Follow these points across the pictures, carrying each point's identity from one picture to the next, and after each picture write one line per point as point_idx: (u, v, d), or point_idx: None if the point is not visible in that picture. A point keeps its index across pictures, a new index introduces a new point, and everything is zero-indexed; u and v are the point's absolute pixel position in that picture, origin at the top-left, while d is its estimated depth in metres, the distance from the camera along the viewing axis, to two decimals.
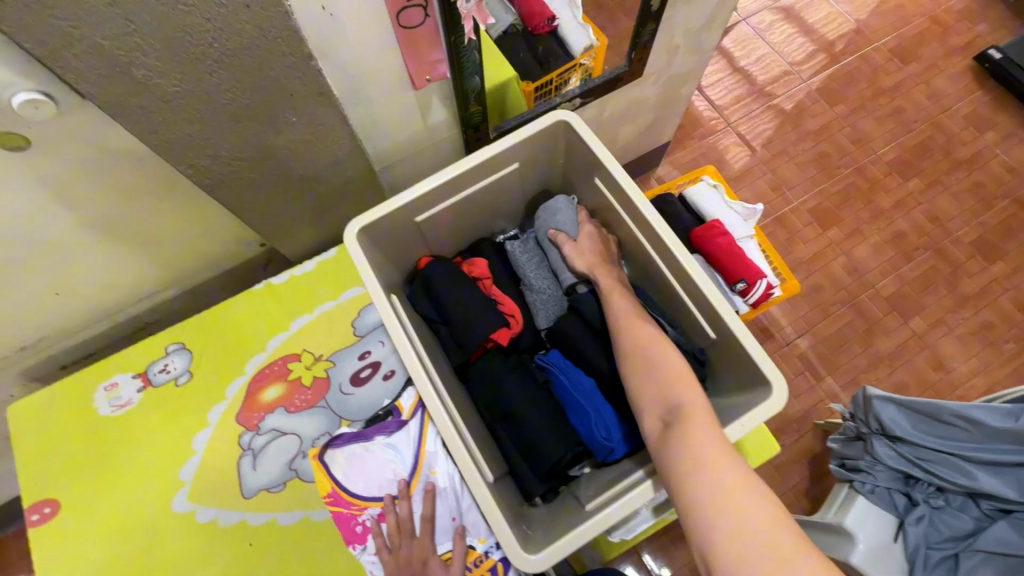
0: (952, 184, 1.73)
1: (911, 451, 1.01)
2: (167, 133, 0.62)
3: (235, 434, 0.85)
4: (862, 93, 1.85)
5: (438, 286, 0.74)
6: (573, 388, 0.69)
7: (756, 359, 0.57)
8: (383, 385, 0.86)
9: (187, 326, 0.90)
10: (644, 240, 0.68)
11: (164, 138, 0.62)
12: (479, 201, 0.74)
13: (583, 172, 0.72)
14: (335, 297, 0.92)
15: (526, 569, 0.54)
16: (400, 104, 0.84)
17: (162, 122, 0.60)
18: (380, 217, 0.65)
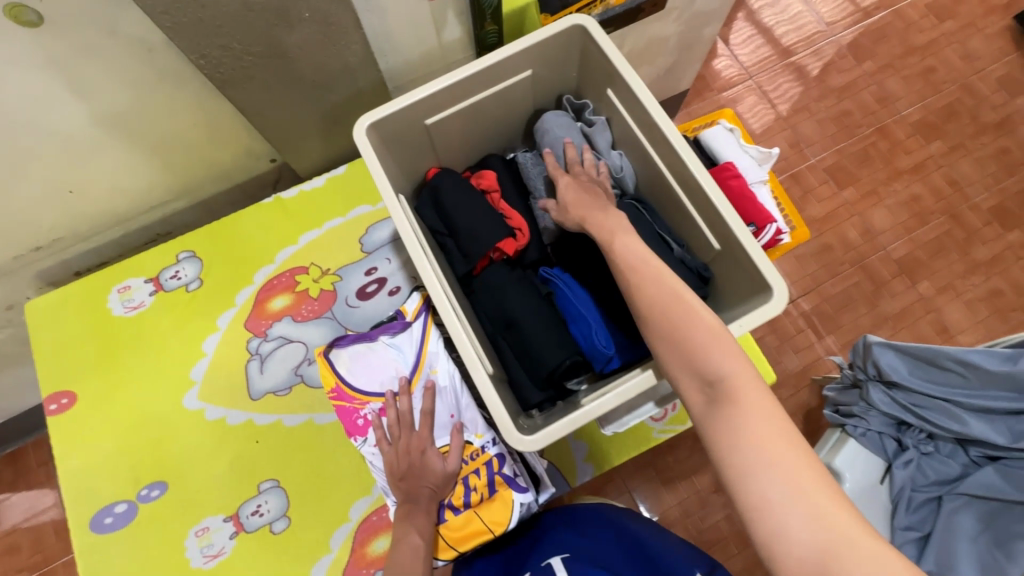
0: (976, 149, 1.69)
1: (905, 397, 1.02)
2: (180, 18, 0.61)
3: (243, 338, 0.87)
4: (892, 51, 1.79)
5: (446, 195, 0.74)
6: (575, 299, 0.71)
7: (759, 264, 0.58)
8: (389, 298, 0.89)
9: (198, 236, 0.91)
10: (656, 154, 0.68)
11: (176, 23, 0.62)
12: (489, 111, 0.74)
13: (597, 84, 0.72)
14: (344, 215, 0.92)
15: (521, 449, 0.56)
16: (413, 18, 0.78)
17: (174, 4, 0.60)
18: (390, 113, 0.66)
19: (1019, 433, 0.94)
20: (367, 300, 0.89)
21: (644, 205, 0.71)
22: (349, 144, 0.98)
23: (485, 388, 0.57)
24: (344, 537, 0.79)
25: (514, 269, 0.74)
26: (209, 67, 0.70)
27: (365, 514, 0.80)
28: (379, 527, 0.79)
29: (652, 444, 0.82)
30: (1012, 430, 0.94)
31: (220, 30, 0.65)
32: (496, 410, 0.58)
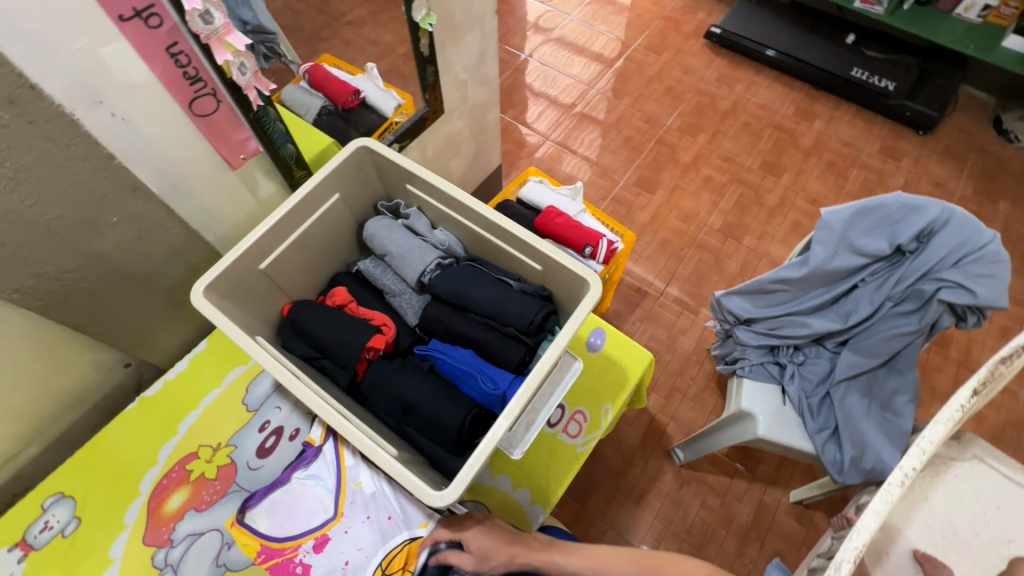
0: (729, 130, 2.13)
1: (762, 326, 1.23)
2: None
3: (146, 558, 0.79)
4: (638, 84, 2.24)
5: (305, 322, 0.79)
6: (455, 361, 0.77)
7: (576, 268, 0.70)
8: (291, 442, 0.88)
9: (61, 473, 0.84)
10: (466, 218, 0.80)
11: None
12: (317, 237, 0.82)
13: (397, 183, 0.84)
14: (219, 384, 0.92)
15: (439, 506, 0.59)
16: (226, 189, 0.86)
17: None
18: (221, 272, 0.70)
19: (845, 313, 1.11)
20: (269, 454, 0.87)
21: (478, 262, 0.82)
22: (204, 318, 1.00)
23: (390, 466, 0.59)
24: None
25: (393, 359, 0.80)
26: (26, 298, 0.72)
27: None
28: None
29: (583, 459, 0.86)
30: (840, 313, 1.12)
31: (28, 259, 0.69)
32: (411, 483, 0.60)
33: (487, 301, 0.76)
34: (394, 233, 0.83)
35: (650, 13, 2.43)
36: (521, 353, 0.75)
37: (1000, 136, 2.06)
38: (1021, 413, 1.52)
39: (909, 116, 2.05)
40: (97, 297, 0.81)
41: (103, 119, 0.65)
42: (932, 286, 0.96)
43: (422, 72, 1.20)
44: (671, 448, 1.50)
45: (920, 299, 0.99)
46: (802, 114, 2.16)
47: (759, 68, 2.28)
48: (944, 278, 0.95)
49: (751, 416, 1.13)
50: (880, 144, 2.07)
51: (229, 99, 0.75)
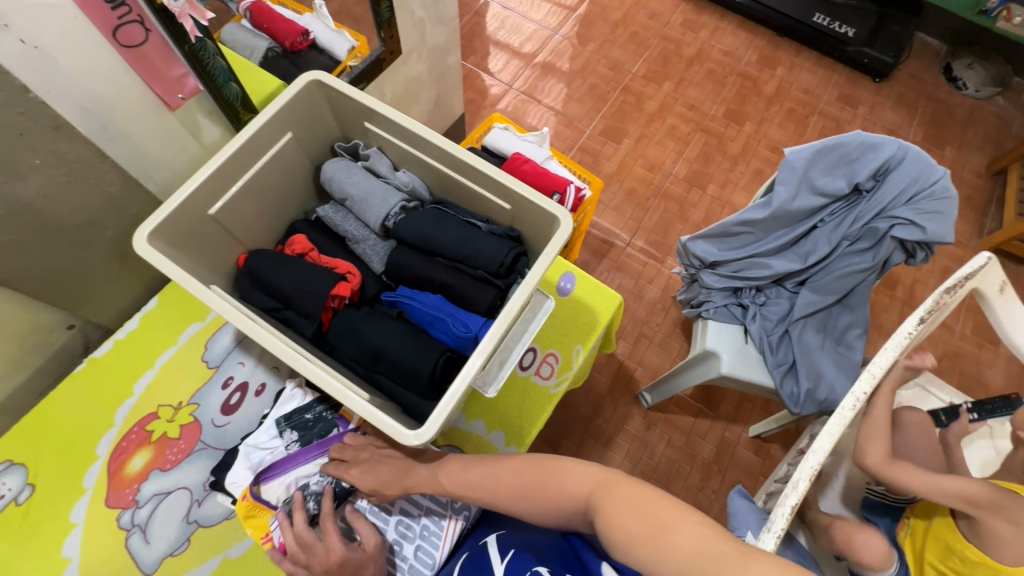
0: (694, 77, 2.11)
1: (728, 269, 1.25)
2: None
3: (111, 519, 0.77)
4: (603, 29, 2.17)
5: (263, 272, 0.75)
6: (425, 307, 0.75)
7: (545, 204, 0.68)
8: (272, 417, 0.79)
9: (10, 439, 0.79)
10: (430, 156, 0.76)
11: None
12: (271, 181, 0.78)
13: (355, 121, 0.79)
14: (174, 343, 0.87)
15: (413, 445, 0.58)
16: (165, 132, 0.78)
17: None
18: (167, 217, 0.65)
19: (804, 253, 1.15)
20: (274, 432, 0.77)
21: (444, 205, 0.79)
22: (154, 274, 0.94)
23: (363, 408, 0.59)
24: None
25: (361, 308, 0.77)
26: None
27: None
28: None
29: (556, 400, 0.87)
30: (800, 253, 1.15)
31: None
32: (384, 425, 0.60)
33: (454, 244, 0.74)
34: (352, 177, 0.78)
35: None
36: (492, 297, 0.73)
37: (949, 83, 2.12)
38: (956, 345, 1.64)
39: (867, 63, 2.07)
40: (27, 250, 0.74)
41: (12, 46, 0.57)
42: (885, 224, 1.00)
43: (377, 7, 1.12)
44: (639, 392, 1.54)
45: (874, 237, 1.04)
46: (765, 61, 2.16)
47: (723, 13, 2.24)
48: (896, 216, 0.99)
49: (715, 354, 1.18)
50: (838, 92, 2.10)
51: (161, 28, 0.67)
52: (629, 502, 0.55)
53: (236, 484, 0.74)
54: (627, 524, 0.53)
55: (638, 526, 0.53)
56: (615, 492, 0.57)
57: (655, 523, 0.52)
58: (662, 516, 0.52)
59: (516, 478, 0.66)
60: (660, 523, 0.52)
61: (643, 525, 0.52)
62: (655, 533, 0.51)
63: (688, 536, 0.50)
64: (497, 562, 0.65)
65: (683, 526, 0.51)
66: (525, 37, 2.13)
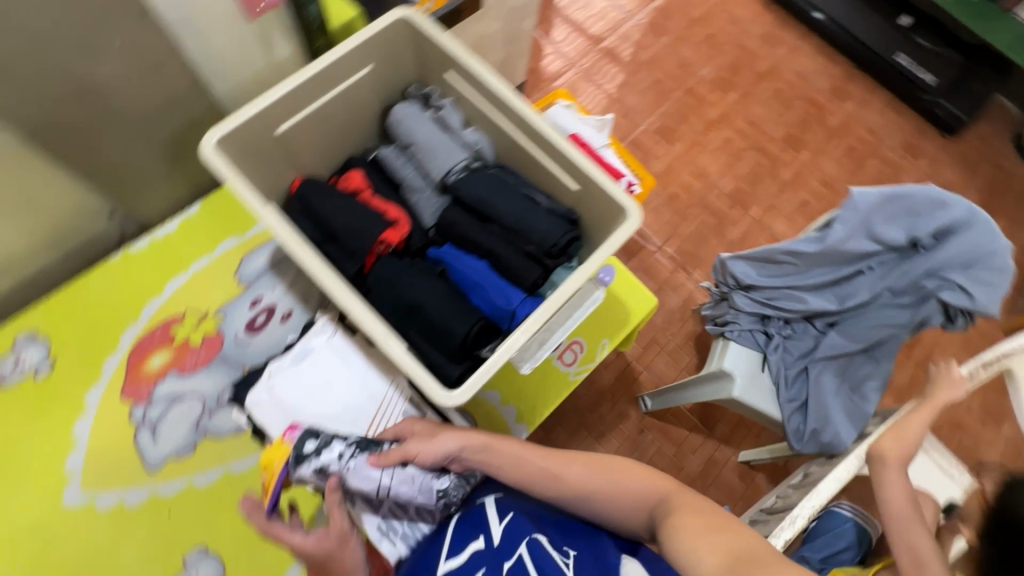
0: (761, 94, 2.04)
1: (761, 295, 1.22)
2: None
3: (123, 411, 0.78)
4: (680, 25, 2.10)
5: (316, 201, 0.74)
6: (469, 270, 0.74)
7: (615, 192, 0.66)
8: (302, 344, 0.71)
9: (38, 313, 0.80)
10: (506, 119, 0.74)
11: None
12: (339, 112, 0.76)
13: (437, 68, 0.76)
14: (210, 253, 0.87)
15: (446, 406, 0.58)
16: (241, 39, 0.76)
17: None
18: (237, 126, 0.64)
19: (842, 296, 1.13)
20: (304, 362, 0.69)
21: (506, 171, 0.77)
22: (201, 181, 0.92)
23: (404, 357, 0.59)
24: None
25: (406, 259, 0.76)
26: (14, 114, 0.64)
27: None
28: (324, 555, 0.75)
29: (572, 387, 0.87)
30: (838, 294, 1.13)
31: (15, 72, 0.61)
32: (420, 378, 0.59)
33: (514, 215, 0.73)
34: (421, 125, 0.77)
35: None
36: (538, 274, 0.72)
37: (1018, 154, 2.05)
38: (961, 416, 1.63)
39: (940, 116, 1.99)
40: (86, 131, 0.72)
41: None
42: (934, 284, 1.00)
43: None
44: (641, 395, 1.54)
45: (918, 294, 1.03)
46: (836, 92, 2.09)
47: (806, 32, 2.16)
48: (948, 279, 0.98)
49: (729, 376, 1.15)
50: (903, 140, 2.04)
51: None
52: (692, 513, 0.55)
53: (257, 406, 0.68)
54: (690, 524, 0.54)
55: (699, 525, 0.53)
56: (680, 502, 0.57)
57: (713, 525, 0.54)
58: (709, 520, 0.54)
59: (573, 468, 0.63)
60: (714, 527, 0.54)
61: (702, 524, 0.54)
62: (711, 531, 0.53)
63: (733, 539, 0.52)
64: (494, 523, 0.59)
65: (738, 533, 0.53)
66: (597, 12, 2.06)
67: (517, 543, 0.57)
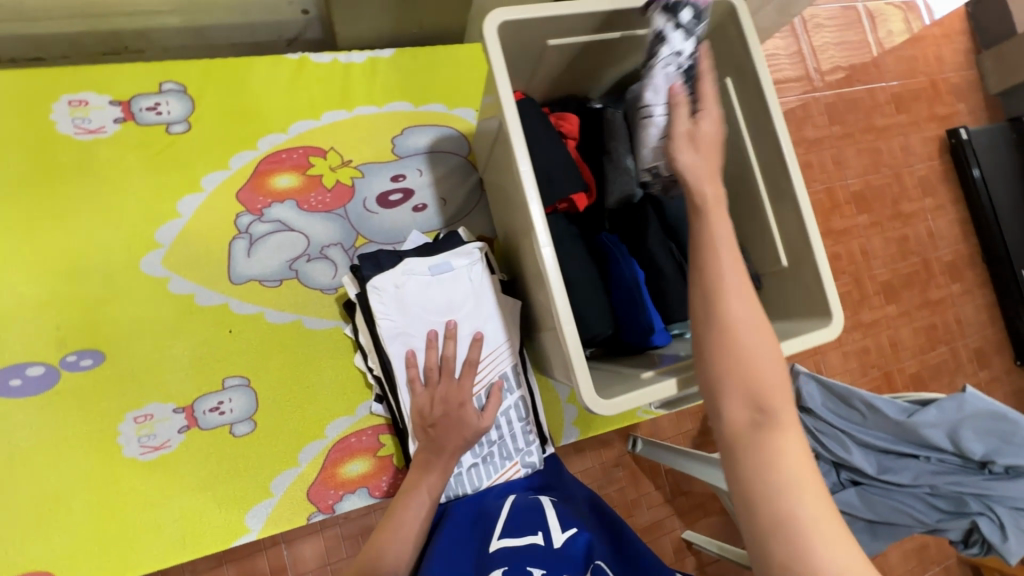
0: (889, 232, 1.65)
1: (812, 422, 1.14)
2: None
3: (232, 211, 0.73)
4: (857, 124, 1.64)
5: (529, 126, 0.69)
6: (630, 276, 0.69)
7: (827, 292, 0.61)
8: (446, 257, 0.67)
9: (195, 69, 0.74)
10: (755, 157, 0.67)
11: None
12: (599, 52, 0.68)
13: (716, 66, 0.69)
14: (380, 105, 0.81)
15: (588, 409, 0.54)
16: None
17: None
18: (527, 20, 0.58)
19: (884, 466, 1.09)
20: (441, 276, 0.66)
21: None
22: (406, 30, 0.83)
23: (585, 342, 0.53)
24: (316, 453, 0.71)
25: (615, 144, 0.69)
26: None
27: (344, 434, 0.73)
28: (357, 450, 0.73)
29: (631, 420, 0.87)
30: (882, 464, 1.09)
31: None
32: (576, 370, 0.55)
33: None
34: None
35: (934, 41, 1.72)
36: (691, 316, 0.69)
37: None
38: None
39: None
40: None
41: None
42: (980, 508, 1.01)
43: None
44: None
45: (956, 506, 1.02)
46: (951, 269, 1.70)
47: None
48: (993, 509, 1.00)
49: None
50: (979, 343, 1.70)
51: None
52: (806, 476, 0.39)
53: (377, 292, 0.64)
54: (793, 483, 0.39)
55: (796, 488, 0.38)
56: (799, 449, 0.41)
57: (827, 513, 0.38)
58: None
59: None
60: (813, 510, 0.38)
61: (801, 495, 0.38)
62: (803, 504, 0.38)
63: None
64: (557, 528, 0.54)
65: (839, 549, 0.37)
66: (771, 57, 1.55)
67: (582, 561, 0.50)
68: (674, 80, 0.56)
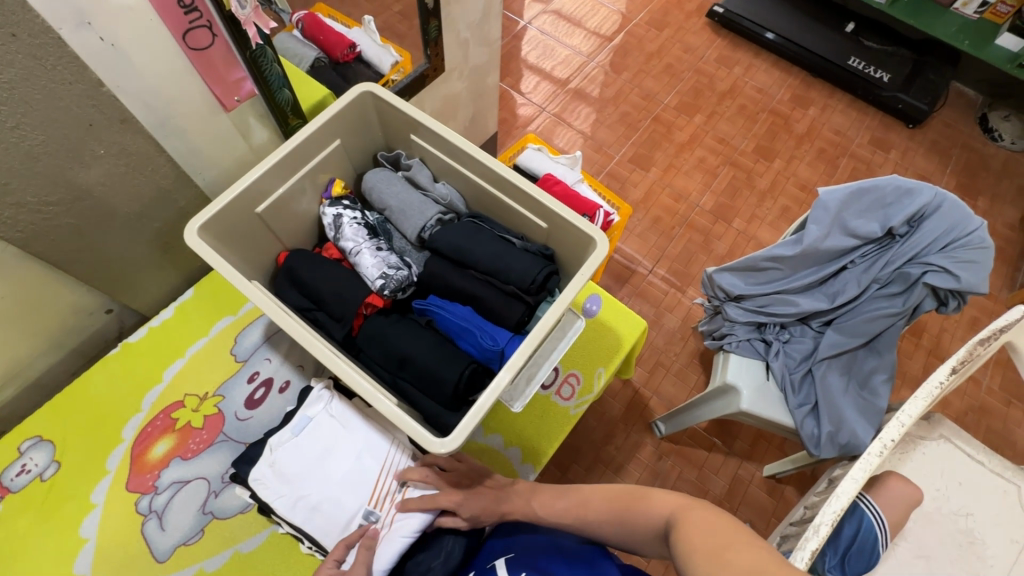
0: (726, 111, 1.89)
1: (753, 304, 1.23)
2: None
3: (130, 503, 0.78)
4: (638, 61, 1.96)
5: (299, 270, 0.78)
6: (454, 317, 0.75)
7: (579, 224, 0.70)
8: (300, 413, 0.76)
9: (39, 417, 0.81)
10: (471, 172, 0.78)
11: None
12: (310, 184, 0.80)
13: (401, 132, 0.81)
14: (205, 334, 0.89)
15: (439, 453, 0.59)
16: (219, 132, 0.79)
17: None
18: (218, 212, 0.69)
19: (832, 294, 1.12)
20: (303, 432, 0.74)
21: (480, 219, 0.81)
22: (191, 265, 0.95)
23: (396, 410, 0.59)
24: None
25: (377, 240, 0.79)
26: (5, 230, 0.66)
27: None
28: None
29: (575, 420, 0.87)
30: (827, 293, 1.13)
31: (18, 188, 0.64)
32: (411, 430, 0.60)
33: (488, 258, 0.75)
34: (391, 189, 0.81)
35: None
36: (521, 312, 0.74)
37: (983, 134, 1.86)
38: (982, 400, 1.46)
39: (900, 110, 1.83)
40: (80, 235, 0.75)
41: (91, 43, 0.58)
42: (918, 270, 0.97)
43: (426, 26, 1.10)
44: (652, 421, 1.43)
45: (905, 282, 1.00)
46: (798, 100, 1.92)
47: (757, 52, 2.00)
48: (930, 263, 0.96)
49: (735, 390, 1.14)
50: (870, 135, 1.86)
51: (226, 33, 0.67)
52: (704, 523, 0.56)
53: (259, 483, 0.72)
54: (699, 540, 0.54)
55: (707, 543, 0.54)
56: (692, 516, 0.59)
57: (726, 537, 0.53)
58: (722, 535, 0.54)
59: (605, 507, 0.70)
60: (722, 543, 0.53)
61: (712, 547, 0.53)
62: (718, 552, 0.52)
63: (742, 552, 0.51)
64: None
65: (751, 546, 0.51)
66: (549, 53, 1.95)
67: None
68: (355, 226, 0.79)
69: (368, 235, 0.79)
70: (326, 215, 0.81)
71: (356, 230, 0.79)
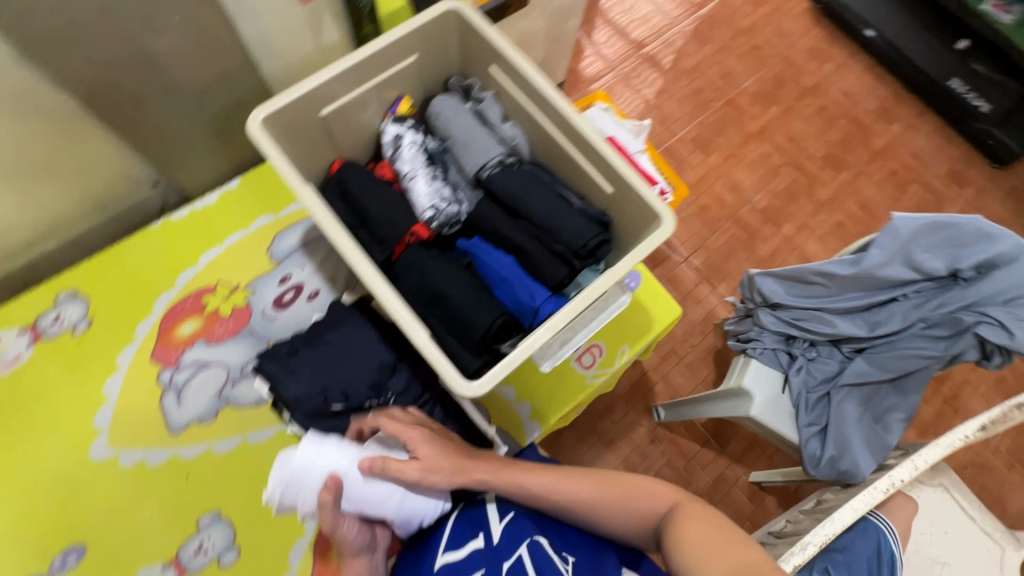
0: (804, 109, 1.77)
1: (788, 315, 1.19)
2: (59, 56, 0.62)
3: (152, 373, 0.81)
4: (725, 36, 1.83)
5: (351, 183, 0.76)
6: (495, 264, 0.74)
7: (646, 197, 0.68)
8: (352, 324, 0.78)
9: (76, 273, 0.83)
10: (544, 118, 0.75)
11: (59, 62, 0.62)
12: (376, 96, 0.77)
13: (479, 61, 0.77)
14: (244, 228, 0.88)
15: (464, 395, 0.59)
16: (292, 21, 0.75)
17: (39, 34, 0.58)
18: (283, 106, 0.67)
19: (873, 323, 1.08)
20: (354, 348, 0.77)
21: (541, 169, 0.78)
22: (240, 155, 0.94)
23: (430, 345, 0.58)
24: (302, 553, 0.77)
25: (434, 170, 0.77)
26: (71, 82, 0.65)
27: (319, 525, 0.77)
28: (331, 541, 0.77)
29: (588, 390, 0.88)
30: (869, 321, 1.08)
31: (90, 42, 0.62)
32: (439, 366, 0.60)
33: (543, 212, 0.72)
34: (457, 119, 0.78)
35: None
36: (564, 274, 0.72)
37: None
38: (986, 457, 1.44)
39: (989, 145, 1.70)
40: (141, 102, 0.74)
41: None
42: (972, 318, 0.93)
43: None
44: (653, 405, 1.44)
45: (955, 328, 0.96)
46: (883, 112, 1.79)
47: (854, 51, 1.85)
48: (986, 314, 0.92)
49: (747, 395, 1.13)
50: (949, 166, 1.74)
51: None
52: (700, 525, 0.61)
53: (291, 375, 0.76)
54: (697, 539, 0.60)
55: (703, 544, 0.59)
56: (686, 514, 0.63)
57: (721, 536, 0.60)
58: (717, 538, 0.60)
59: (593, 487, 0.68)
60: (717, 542, 0.59)
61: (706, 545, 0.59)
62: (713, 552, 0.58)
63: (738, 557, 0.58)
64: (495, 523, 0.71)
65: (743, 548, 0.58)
66: (633, 7, 1.82)
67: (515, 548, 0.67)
68: (415, 150, 0.77)
69: (425, 163, 0.77)
70: (387, 131, 0.78)
71: (415, 156, 0.77)
